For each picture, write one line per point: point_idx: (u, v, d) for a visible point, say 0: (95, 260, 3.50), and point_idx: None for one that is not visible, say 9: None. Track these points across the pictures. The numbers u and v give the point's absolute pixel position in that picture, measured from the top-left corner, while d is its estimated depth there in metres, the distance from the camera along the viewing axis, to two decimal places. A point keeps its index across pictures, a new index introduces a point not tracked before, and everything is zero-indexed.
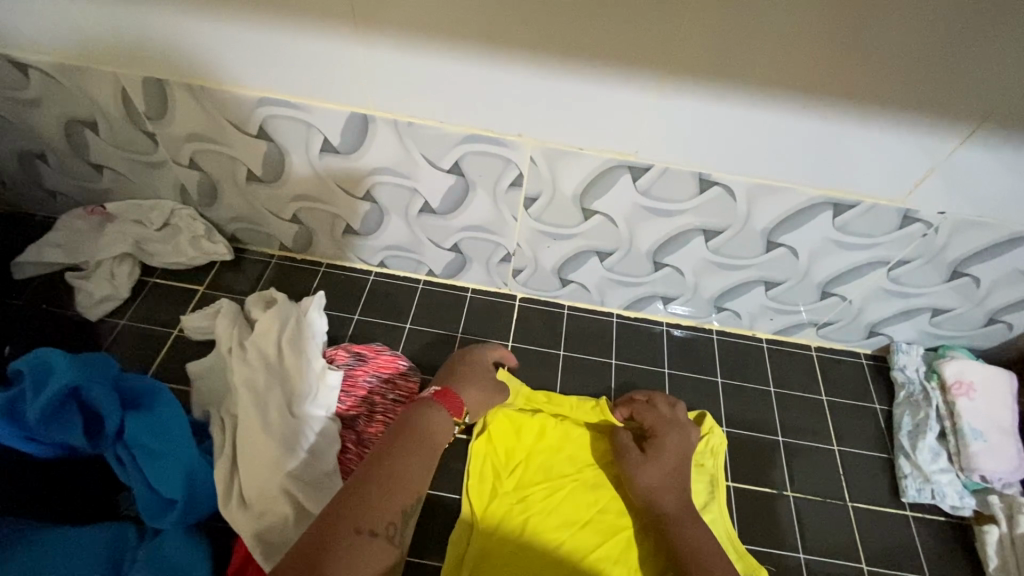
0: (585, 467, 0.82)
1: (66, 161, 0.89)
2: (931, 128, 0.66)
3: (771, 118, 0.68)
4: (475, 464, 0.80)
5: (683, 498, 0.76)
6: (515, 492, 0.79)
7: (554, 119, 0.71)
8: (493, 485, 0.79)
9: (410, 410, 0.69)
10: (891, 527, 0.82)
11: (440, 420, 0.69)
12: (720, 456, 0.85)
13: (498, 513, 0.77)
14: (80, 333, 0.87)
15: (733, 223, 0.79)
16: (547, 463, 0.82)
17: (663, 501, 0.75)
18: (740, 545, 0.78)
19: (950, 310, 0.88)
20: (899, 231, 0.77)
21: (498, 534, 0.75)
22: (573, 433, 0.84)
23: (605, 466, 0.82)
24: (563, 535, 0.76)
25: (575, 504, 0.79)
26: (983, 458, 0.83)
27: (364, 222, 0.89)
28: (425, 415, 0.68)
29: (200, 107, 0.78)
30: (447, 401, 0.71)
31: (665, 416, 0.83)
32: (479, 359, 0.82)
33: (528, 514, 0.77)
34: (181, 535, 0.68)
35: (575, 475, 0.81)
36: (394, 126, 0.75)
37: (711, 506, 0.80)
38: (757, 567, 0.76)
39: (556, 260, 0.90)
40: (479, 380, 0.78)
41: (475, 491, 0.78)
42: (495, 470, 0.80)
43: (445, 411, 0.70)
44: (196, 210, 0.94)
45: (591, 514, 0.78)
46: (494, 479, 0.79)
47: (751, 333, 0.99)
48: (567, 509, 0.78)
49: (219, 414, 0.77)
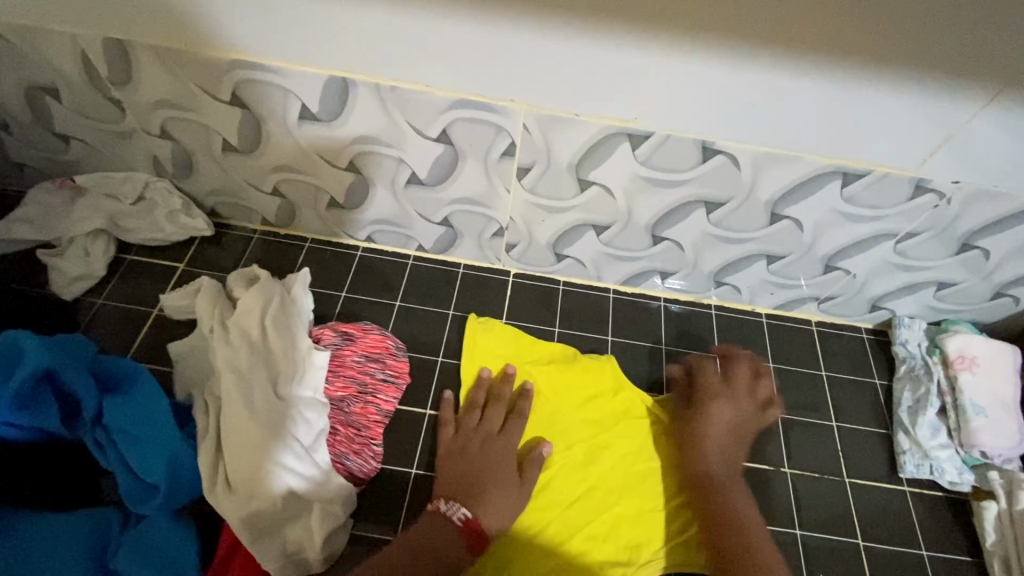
0: (574, 445, 0.80)
1: (31, 130, 0.84)
2: (950, 92, 0.62)
3: (777, 84, 0.63)
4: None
5: (730, 462, 0.76)
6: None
7: (549, 84, 0.67)
8: None
9: (430, 532, 0.66)
10: (888, 501, 0.82)
11: (450, 547, 0.66)
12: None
13: None
14: (57, 313, 0.83)
15: (736, 195, 0.75)
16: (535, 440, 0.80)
17: (710, 462, 0.76)
18: None
19: (955, 284, 0.85)
20: (909, 203, 0.74)
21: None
22: (562, 411, 0.83)
23: (595, 445, 0.81)
24: (550, 515, 0.75)
25: (564, 482, 0.78)
26: (984, 434, 0.81)
27: (349, 194, 0.85)
28: (442, 544, 0.65)
29: (168, 71, 0.72)
30: (468, 532, 0.67)
31: (723, 381, 0.83)
32: (482, 435, 0.76)
33: None
34: (167, 519, 0.66)
35: (564, 453, 0.80)
36: (376, 91, 0.70)
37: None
38: None
39: (551, 234, 0.86)
40: (495, 477, 0.73)
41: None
42: None
43: (463, 541, 0.67)
44: (172, 183, 0.89)
45: (579, 494, 0.77)
46: None
47: (750, 308, 0.96)
48: (557, 487, 0.77)
49: (201, 395, 0.73)
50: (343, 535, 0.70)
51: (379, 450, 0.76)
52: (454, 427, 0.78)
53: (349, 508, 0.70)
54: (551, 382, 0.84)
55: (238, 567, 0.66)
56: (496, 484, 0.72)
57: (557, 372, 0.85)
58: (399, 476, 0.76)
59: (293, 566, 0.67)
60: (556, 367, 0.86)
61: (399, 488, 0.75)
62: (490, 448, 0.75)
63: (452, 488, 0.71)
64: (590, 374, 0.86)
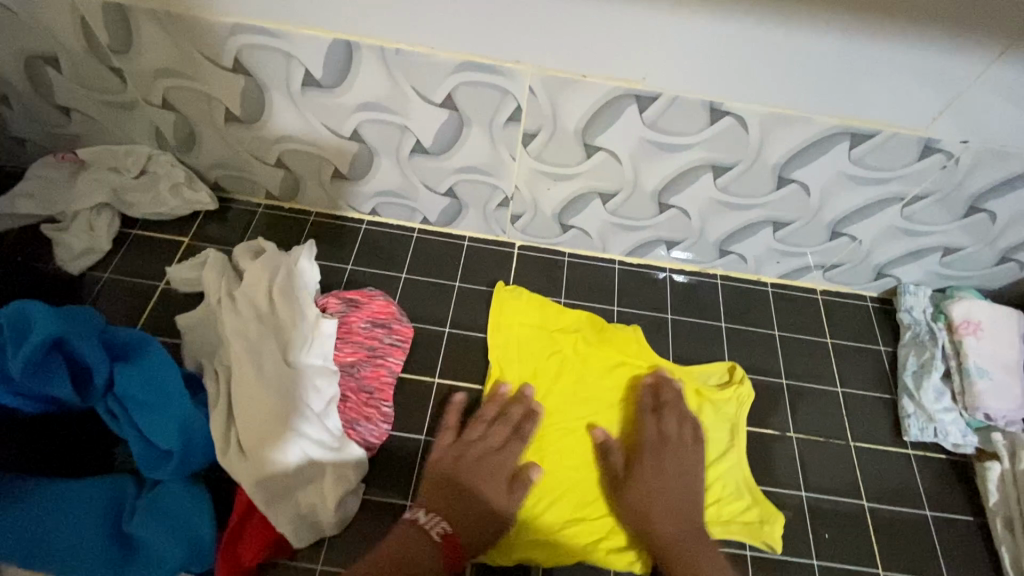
0: (600, 411, 0.82)
1: (31, 102, 0.83)
2: (961, 46, 0.61)
3: (785, 40, 0.63)
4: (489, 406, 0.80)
5: (684, 522, 0.72)
6: (530, 434, 0.79)
7: (556, 43, 0.66)
8: None
9: (406, 539, 0.66)
10: (892, 464, 0.83)
11: (425, 562, 0.65)
12: (745, 406, 0.84)
13: None
14: (63, 287, 0.83)
15: (744, 157, 0.75)
16: (562, 405, 0.82)
17: (656, 530, 0.71)
18: (756, 487, 0.79)
19: (961, 249, 0.85)
20: (918, 164, 0.73)
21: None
22: (587, 378, 0.84)
23: (623, 411, 0.82)
24: (576, 477, 0.77)
25: (592, 443, 0.80)
26: (988, 397, 0.82)
27: (353, 165, 0.84)
28: (418, 554, 0.65)
29: (168, 36, 0.71)
30: (448, 551, 0.66)
31: (660, 434, 0.78)
32: (475, 438, 0.76)
33: (544, 458, 0.78)
34: (182, 484, 0.67)
35: (590, 415, 0.82)
36: (381, 54, 0.69)
37: (733, 455, 0.81)
38: (774, 512, 0.77)
39: (557, 203, 0.86)
40: (486, 486, 0.72)
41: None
42: None
43: (440, 558, 0.66)
44: (175, 156, 0.88)
45: (605, 457, 0.79)
46: None
47: (755, 278, 0.96)
48: (584, 452, 0.79)
49: (212, 365, 0.74)
50: (356, 500, 0.71)
51: (390, 412, 0.77)
52: (455, 434, 0.77)
53: (361, 473, 0.71)
54: (577, 350, 0.86)
55: (253, 532, 0.66)
56: (482, 490, 0.72)
57: (584, 341, 0.86)
58: (410, 443, 0.77)
59: (307, 528, 0.68)
60: (583, 335, 0.87)
61: (410, 455, 0.76)
62: (487, 457, 0.74)
63: (434, 495, 0.71)
64: (621, 340, 0.87)
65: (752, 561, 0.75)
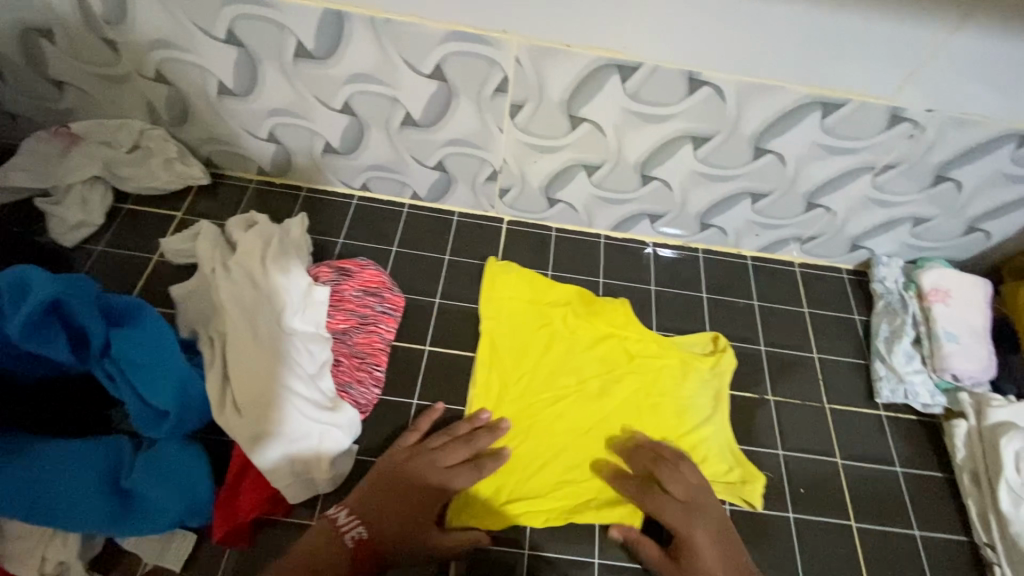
0: (589, 379, 0.84)
1: (24, 76, 0.84)
2: (922, 15, 0.64)
3: (757, 11, 0.66)
4: (481, 375, 0.83)
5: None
6: (520, 401, 0.82)
7: (542, 13, 0.68)
8: (499, 394, 0.82)
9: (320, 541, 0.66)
10: (866, 424, 0.87)
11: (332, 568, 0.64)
12: (727, 377, 0.87)
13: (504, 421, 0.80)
14: (56, 258, 0.84)
15: (722, 128, 0.78)
16: (552, 374, 0.84)
17: None
18: (737, 449, 0.82)
19: (929, 220, 0.89)
20: (887, 133, 0.77)
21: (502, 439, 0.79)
22: (576, 349, 0.87)
23: (610, 380, 0.85)
24: (566, 443, 0.80)
25: (580, 411, 0.82)
26: (956, 358, 0.85)
27: (344, 138, 0.86)
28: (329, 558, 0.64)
29: (161, 6, 0.72)
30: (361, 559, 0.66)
31: (685, 496, 0.73)
32: (425, 443, 0.74)
33: (533, 423, 0.81)
34: (179, 443, 0.69)
35: (580, 384, 0.84)
36: (371, 25, 0.71)
37: (715, 418, 0.83)
38: (756, 474, 0.80)
39: (544, 176, 0.88)
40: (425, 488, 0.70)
41: (482, 401, 0.81)
42: (503, 379, 0.83)
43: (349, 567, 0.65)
44: (168, 131, 0.90)
45: (594, 423, 0.81)
46: (501, 387, 0.83)
47: (736, 252, 1.00)
48: (573, 418, 0.82)
49: (207, 331, 0.75)
50: (349, 459, 0.74)
51: (380, 376, 0.81)
52: (416, 436, 0.75)
53: (352, 433, 0.73)
54: (566, 323, 0.88)
55: (248, 490, 0.69)
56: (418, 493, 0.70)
57: (573, 314, 0.89)
58: (401, 407, 0.80)
59: (302, 484, 0.70)
60: (573, 309, 0.89)
61: (401, 417, 0.79)
62: (429, 461, 0.72)
63: (364, 495, 0.69)
64: (611, 312, 0.90)
65: (731, 514, 0.78)
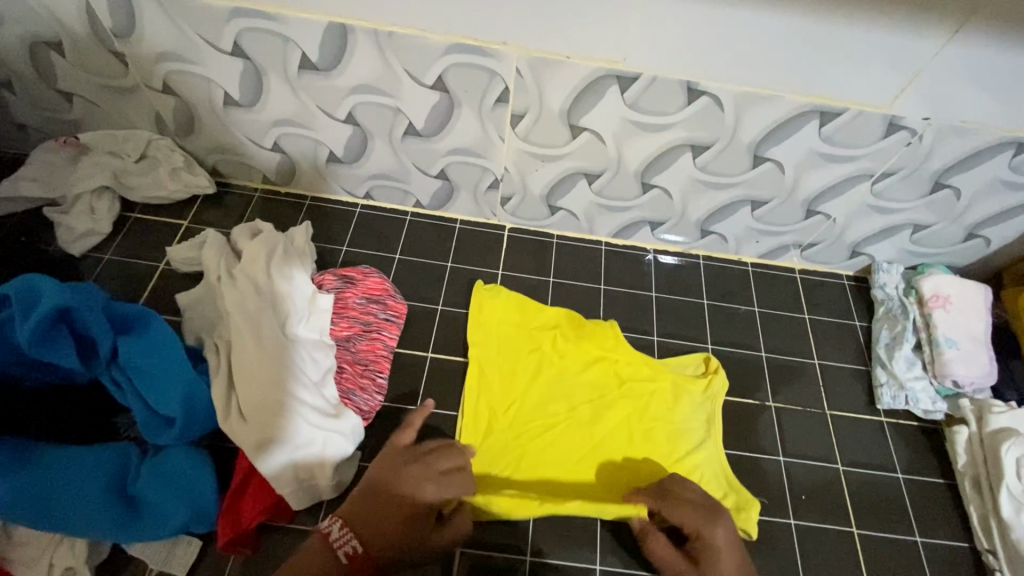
0: (579, 406, 0.84)
1: (33, 88, 0.86)
2: (917, 27, 0.65)
3: (754, 22, 0.66)
4: (470, 402, 0.82)
5: None
6: (510, 430, 0.81)
7: (542, 25, 0.69)
8: (489, 422, 0.82)
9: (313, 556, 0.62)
10: (867, 430, 0.87)
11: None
12: (716, 403, 0.85)
13: (493, 449, 0.80)
14: (63, 266, 0.86)
15: (721, 137, 0.79)
16: (541, 402, 0.84)
17: None
18: (734, 477, 0.81)
19: (929, 226, 0.90)
20: (884, 141, 0.77)
21: (491, 468, 0.79)
22: (566, 375, 0.86)
23: (600, 407, 0.84)
24: (556, 473, 0.79)
25: (570, 440, 0.81)
26: (957, 364, 0.85)
27: (348, 148, 0.87)
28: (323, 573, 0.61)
29: (168, 20, 0.74)
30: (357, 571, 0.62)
31: (704, 501, 0.71)
32: (417, 450, 0.71)
33: (523, 451, 0.80)
34: (184, 450, 0.70)
35: (569, 412, 0.83)
36: (373, 37, 0.72)
37: (708, 443, 0.82)
38: (751, 500, 0.79)
39: (545, 184, 0.89)
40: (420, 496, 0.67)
41: (471, 428, 0.81)
42: (492, 407, 0.83)
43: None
44: (175, 141, 0.91)
45: (584, 452, 0.81)
46: (490, 415, 0.82)
47: (736, 258, 1.00)
48: (563, 446, 0.81)
49: (212, 338, 0.76)
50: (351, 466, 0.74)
51: (384, 382, 0.81)
52: (410, 437, 0.72)
53: (355, 438, 0.74)
54: (555, 347, 0.88)
55: (251, 497, 0.70)
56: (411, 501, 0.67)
57: (562, 338, 0.88)
58: (403, 414, 0.80)
59: (304, 491, 0.71)
60: (562, 333, 0.89)
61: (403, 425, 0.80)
62: (421, 469, 0.69)
63: (356, 506, 0.66)
64: (598, 331, 0.89)
65: None
